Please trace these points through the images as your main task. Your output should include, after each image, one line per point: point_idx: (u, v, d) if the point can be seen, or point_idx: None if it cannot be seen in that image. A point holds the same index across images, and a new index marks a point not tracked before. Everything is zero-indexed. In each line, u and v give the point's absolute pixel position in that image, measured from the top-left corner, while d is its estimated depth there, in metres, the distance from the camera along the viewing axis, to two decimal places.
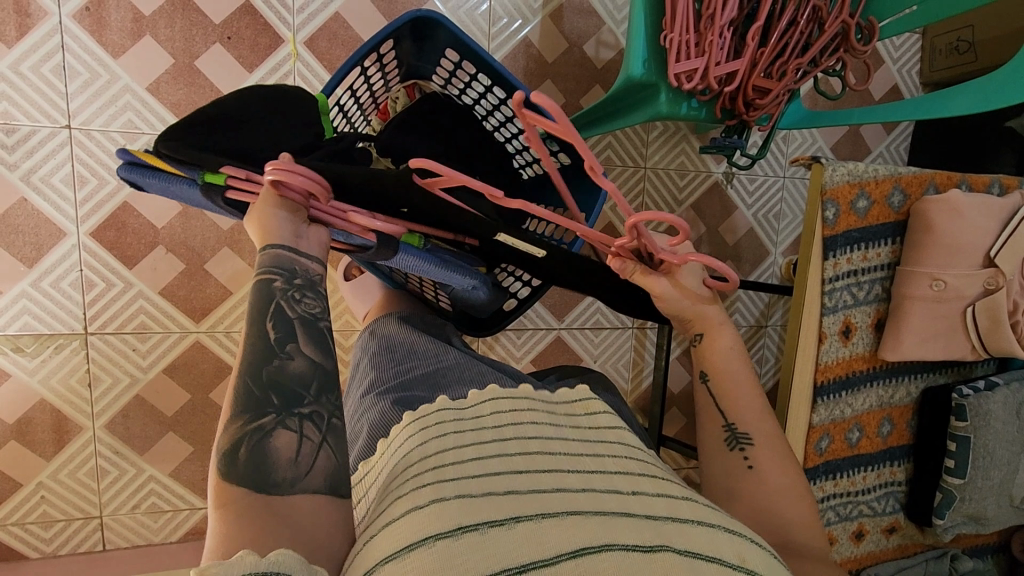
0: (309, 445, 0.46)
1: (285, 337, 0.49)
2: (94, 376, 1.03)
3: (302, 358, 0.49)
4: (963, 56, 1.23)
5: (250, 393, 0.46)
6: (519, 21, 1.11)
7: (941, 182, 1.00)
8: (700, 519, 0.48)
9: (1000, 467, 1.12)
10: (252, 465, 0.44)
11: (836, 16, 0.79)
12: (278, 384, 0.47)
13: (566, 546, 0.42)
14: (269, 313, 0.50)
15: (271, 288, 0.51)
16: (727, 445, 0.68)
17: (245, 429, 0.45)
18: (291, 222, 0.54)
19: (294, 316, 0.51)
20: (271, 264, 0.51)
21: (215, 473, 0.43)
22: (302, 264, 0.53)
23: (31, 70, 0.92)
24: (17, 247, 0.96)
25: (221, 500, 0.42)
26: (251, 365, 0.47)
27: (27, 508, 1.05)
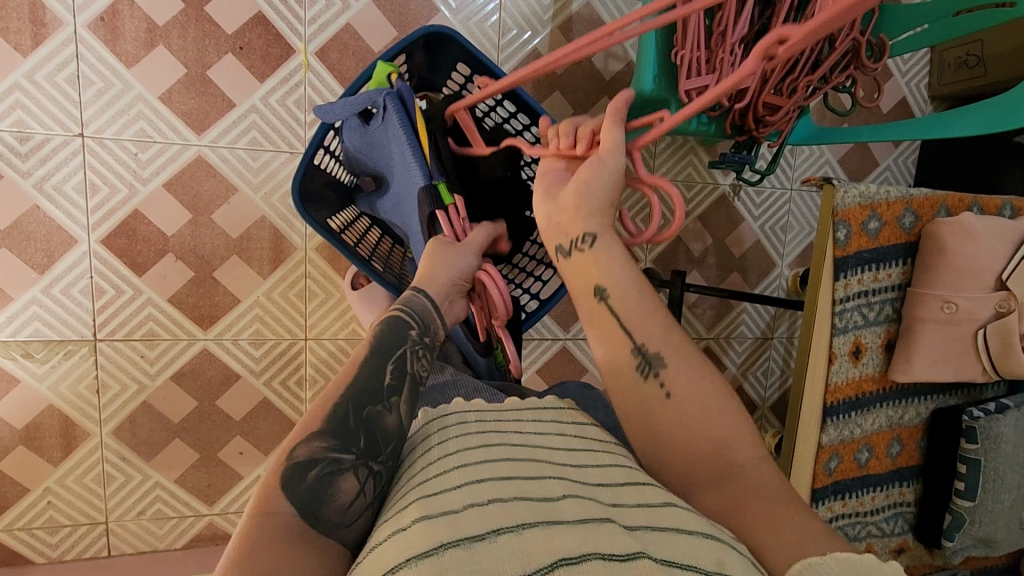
0: (360, 501, 0.50)
1: (394, 387, 0.57)
2: (102, 383, 1.04)
3: (397, 414, 0.56)
4: (972, 71, 1.23)
5: (344, 423, 0.52)
6: (529, 33, 1.11)
7: (953, 205, 1.00)
8: (679, 527, 0.47)
9: (1011, 489, 1.12)
10: (310, 490, 0.48)
11: (846, 33, 0.78)
12: (368, 427, 0.53)
13: (546, 558, 0.41)
14: (389, 353, 0.58)
15: (405, 332, 0.61)
16: (639, 374, 0.57)
17: (321, 453, 0.50)
18: (451, 289, 0.65)
19: (409, 371, 0.59)
20: (409, 307, 0.62)
21: (276, 481, 0.48)
22: (432, 322, 0.63)
23: (45, 79, 0.93)
24: (29, 254, 0.97)
25: (268, 509, 0.47)
26: (357, 398, 0.54)
27: (34, 513, 1.05)
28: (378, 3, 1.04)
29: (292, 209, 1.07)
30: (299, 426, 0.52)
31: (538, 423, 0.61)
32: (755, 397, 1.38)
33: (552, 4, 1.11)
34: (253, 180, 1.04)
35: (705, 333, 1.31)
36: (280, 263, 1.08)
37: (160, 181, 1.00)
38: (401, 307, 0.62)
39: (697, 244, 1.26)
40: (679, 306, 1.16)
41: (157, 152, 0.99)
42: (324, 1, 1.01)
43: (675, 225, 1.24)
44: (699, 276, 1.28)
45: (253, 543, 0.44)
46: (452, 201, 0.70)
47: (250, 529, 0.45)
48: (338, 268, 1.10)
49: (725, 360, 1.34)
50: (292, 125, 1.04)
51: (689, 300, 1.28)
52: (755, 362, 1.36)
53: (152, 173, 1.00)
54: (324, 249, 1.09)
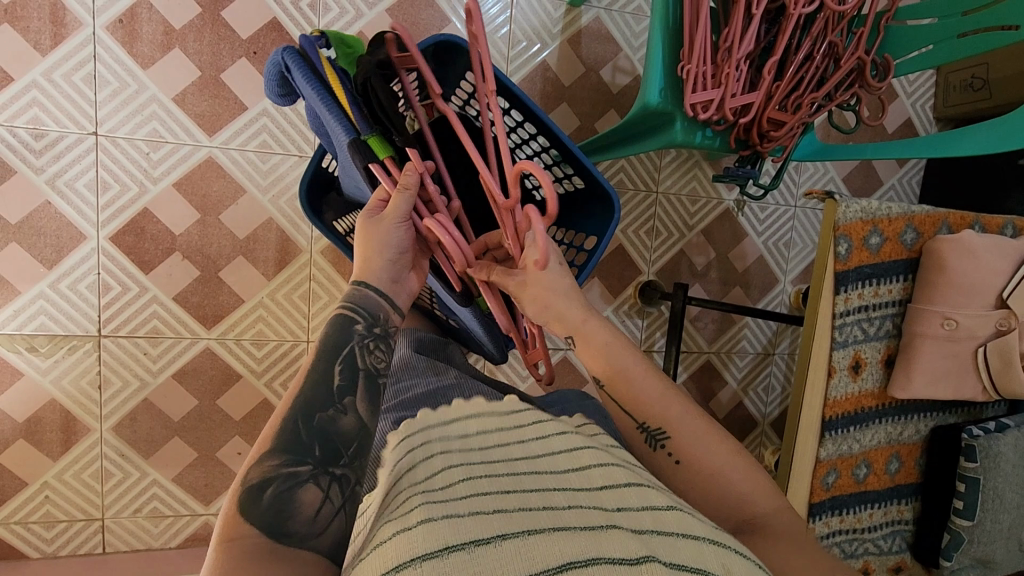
0: (329, 507, 0.50)
1: (346, 387, 0.54)
2: (104, 379, 1.04)
3: (352, 415, 0.54)
4: (977, 94, 1.24)
5: (296, 435, 0.51)
6: (537, 45, 1.13)
7: (954, 223, 1.00)
8: (684, 532, 0.49)
9: (1010, 510, 1.10)
10: (274, 505, 0.48)
11: (851, 53, 0.80)
12: (323, 435, 0.52)
13: (554, 564, 0.43)
14: (336, 357, 0.55)
15: (352, 329, 0.57)
16: (649, 445, 0.67)
17: (278, 471, 0.49)
18: (394, 265, 0.60)
19: (362, 366, 0.56)
20: (355, 300, 0.58)
21: (235, 504, 0.48)
22: (385, 314, 0.60)
23: (62, 78, 0.95)
24: (38, 249, 0.98)
25: (234, 533, 0.46)
26: (306, 409, 0.52)
27: (31, 507, 1.05)
28: (391, 12, 1.05)
29: (300, 212, 1.08)
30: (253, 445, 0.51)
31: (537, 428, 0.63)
32: (755, 414, 1.38)
33: (562, 17, 1.13)
34: (262, 182, 1.05)
35: (706, 347, 1.31)
36: (286, 264, 1.09)
37: (170, 181, 1.02)
38: (350, 304, 0.58)
39: (700, 258, 1.26)
40: (679, 319, 1.17)
41: (169, 152, 1.01)
42: (337, 9, 1.03)
43: (678, 238, 1.24)
44: (702, 289, 1.28)
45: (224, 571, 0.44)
46: (387, 154, 0.59)
47: (217, 558, 0.45)
48: (342, 271, 1.11)
49: (726, 374, 1.33)
50: (302, 129, 1.06)
51: (692, 313, 1.28)
52: (756, 379, 1.36)
53: (163, 173, 1.01)
54: (329, 252, 1.10)
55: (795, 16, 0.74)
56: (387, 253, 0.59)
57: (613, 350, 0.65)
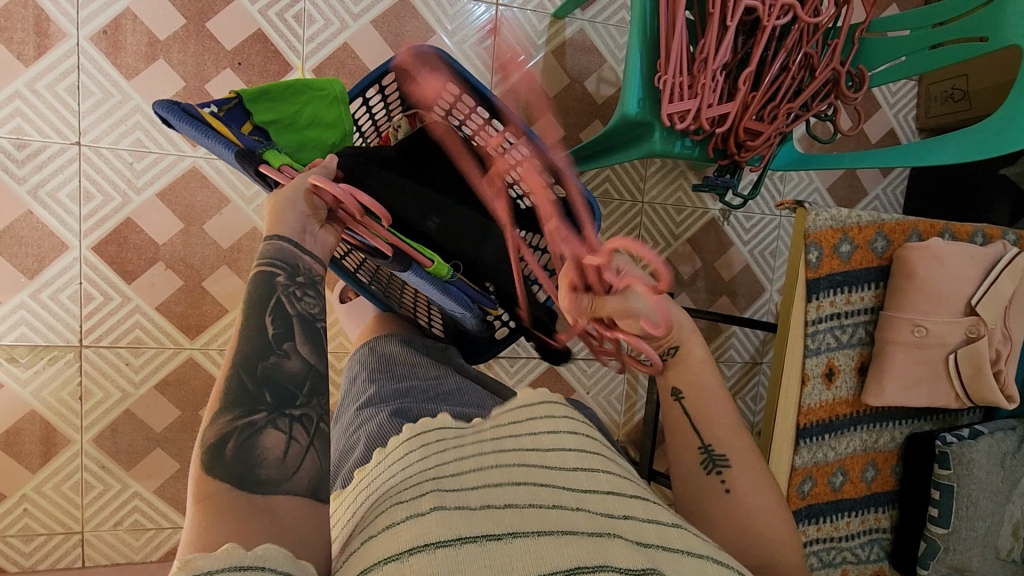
0: (296, 447, 0.46)
1: (284, 334, 0.50)
2: (85, 389, 1.04)
3: (298, 358, 0.50)
4: (958, 104, 1.25)
5: (243, 388, 0.46)
6: (522, 56, 1.14)
7: (925, 231, 1.01)
8: (689, 550, 0.48)
9: (985, 517, 1.10)
10: (238, 459, 0.43)
11: (826, 63, 0.81)
12: (272, 382, 0.47)
13: (567, 564, 0.42)
14: (268, 308, 0.51)
15: (273, 281, 0.53)
16: (704, 468, 0.64)
17: (234, 425, 0.44)
18: (304, 219, 0.59)
19: (293, 312, 0.52)
20: (272, 256, 0.55)
21: (196, 468, 0.42)
22: (303, 263, 0.57)
23: (45, 88, 0.95)
24: (20, 259, 0.98)
25: (204, 495, 0.41)
26: (247, 362, 0.47)
27: (10, 520, 1.04)
28: (376, 23, 1.06)
29: None
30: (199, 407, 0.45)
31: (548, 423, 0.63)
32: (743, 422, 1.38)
33: (546, 29, 1.14)
34: (246, 192, 1.05)
35: None
36: None
37: (154, 191, 1.02)
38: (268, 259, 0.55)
39: (686, 267, 1.27)
40: None
41: (152, 162, 1.01)
42: (322, 20, 1.04)
43: (664, 248, 1.25)
44: (689, 298, 1.28)
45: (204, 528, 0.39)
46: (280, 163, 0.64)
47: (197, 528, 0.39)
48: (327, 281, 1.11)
49: None
50: None
51: None
52: (743, 388, 1.36)
53: (146, 182, 1.01)
54: None
55: (768, 29, 0.75)
56: (296, 206, 0.59)
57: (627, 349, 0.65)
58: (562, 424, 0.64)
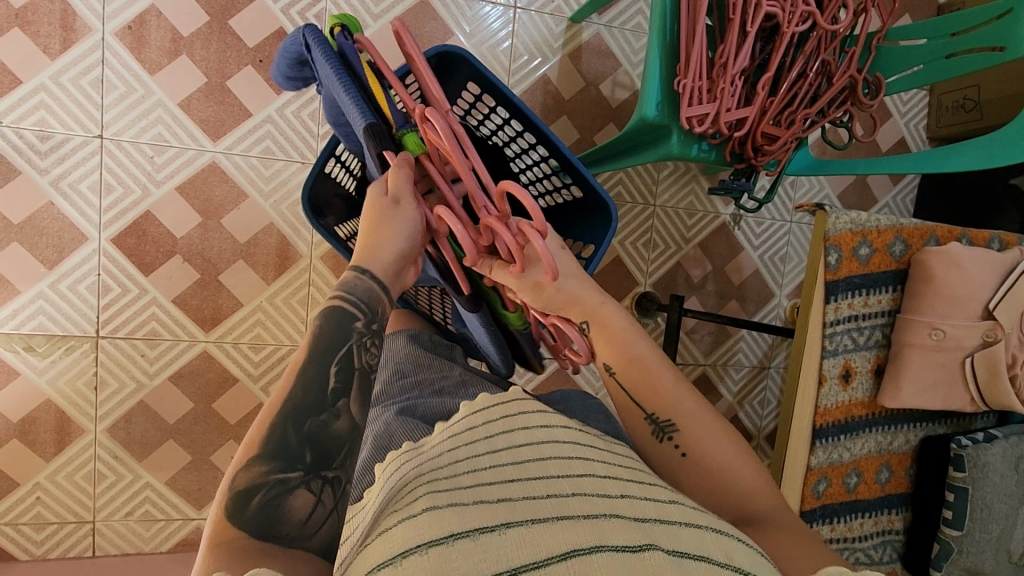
0: (321, 511, 0.47)
1: (340, 389, 0.52)
2: (101, 380, 1.05)
3: (346, 418, 0.51)
4: (969, 114, 1.26)
5: (284, 439, 0.48)
6: (538, 59, 1.15)
7: (942, 235, 1.02)
8: (688, 521, 0.48)
9: (999, 520, 1.10)
10: (262, 513, 0.45)
11: (844, 70, 0.82)
12: (313, 441, 0.49)
13: (556, 550, 0.43)
14: (333, 358, 0.53)
15: (351, 325, 0.56)
16: (656, 437, 0.65)
17: (268, 477, 0.46)
18: (399, 260, 0.60)
19: (357, 365, 0.54)
20: (353, 291, 0.57)
21: (219, 512, 0.45)
22: (380, 305, 0.59)
23: (70, 82, 0.96)
24: (40, 250, 0.99)
25: (221, 538, 0.43)
26: (295, 415, 0.49)
27: (22, 508, 1.05)
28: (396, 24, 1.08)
29: (300, 217, 1.09)
30: (238, 451, 0.48)
31: (542, 420, 0.63)
32: (750, 426, 1.38)
33: (563, 32, 1.16)
34: (264, 188, 1.06)
35: (702, 359, 1.32)
36: (285, 269, 1.09)
37: (173, 185, 1.03)
38: (345, 293, 0.57)
39: (697, 271, 1.28)
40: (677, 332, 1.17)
41: (172, 157, 1.02)
42: (343, 20, 1.05)
43: (675, 251, 1.25)
44: (698, 302, 1.29)
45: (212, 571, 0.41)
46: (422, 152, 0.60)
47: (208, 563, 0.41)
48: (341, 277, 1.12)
49: (721, 387, 1.34)
50: (305, 137, 1.07)
51: (687, 325, 1.29)
52: (751, 391, 1.36)
53: (166, 176, 1.02)
54: (329, 258, 1.11)
55: (788, 34, 0.76)
56: (394, 245, 0.59)
57: (637, 336, 0.67)
58: (557, 419, 0.64)
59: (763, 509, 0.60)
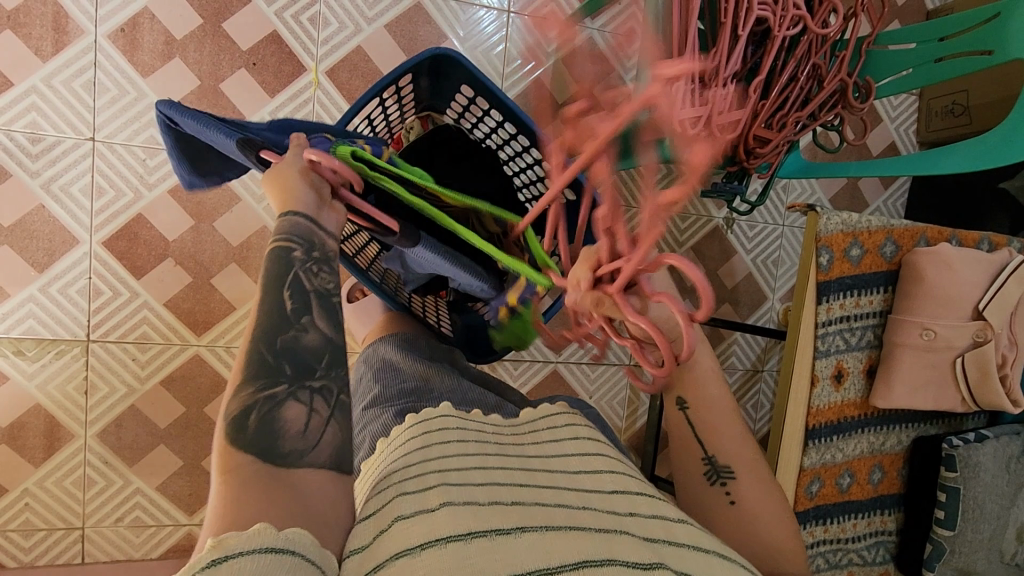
0: (317, 419, 0.47)
1: (301, 309, 0.51)
2: (91, 384, 1.04)
3: (315, 332, 0.51)
4: (958, 119, 1.27)
5: (263, 360, 0.47)
6: (532, 63, 1.16)
7: (932, 236, 1.03)
8: (694, 543, 0.49)
9: (991, 520, 1.11)
10: (260, 430, 0.44)
11: (834, 74, 0.83)
12: (291, 354, 0.48)
13: (571, 558, 0.42)
14: (285, 283, 0.51)
15: (290, 256, 0.53)
16: (706, 479, 0.64)
17: (257, 396, 0.45)
18: (318, 197, 0.59)
19: (310, 288, 0.53)
20: (289, 231, 0.55)
21: (221, 438, 0.43)
22: (319, 238, 0.57)
23: (62, 84, 0.96)
24: (30, 253, 0.98)
25: (230, 466, 0.42)
26: (265, 335, 0.48)
27: (10, 514, 1.03)
28: (390, 28, 1.08)
29: None
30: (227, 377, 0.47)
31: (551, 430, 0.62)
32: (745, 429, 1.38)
33: None
34: (257, 191, 1.06)
35: None
36: None
37: (165, 187, 1.02)
38: (284, 231, 0.55)
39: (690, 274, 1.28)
40: None
41: (165, 159, 1.02)
42: (336, 23, 1.05)
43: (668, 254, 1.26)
44: (691, 305, 1.29)
45: (228, 501, 0.39)
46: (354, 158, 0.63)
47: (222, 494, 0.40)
48: None
49: None
50: None
51: None
52: (745, 395, 1.37)
53: (158, 179, 1.02)
54: None
55: (778, 39, 0.77)
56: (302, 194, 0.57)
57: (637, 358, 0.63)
58: (562, 423, 0.64)
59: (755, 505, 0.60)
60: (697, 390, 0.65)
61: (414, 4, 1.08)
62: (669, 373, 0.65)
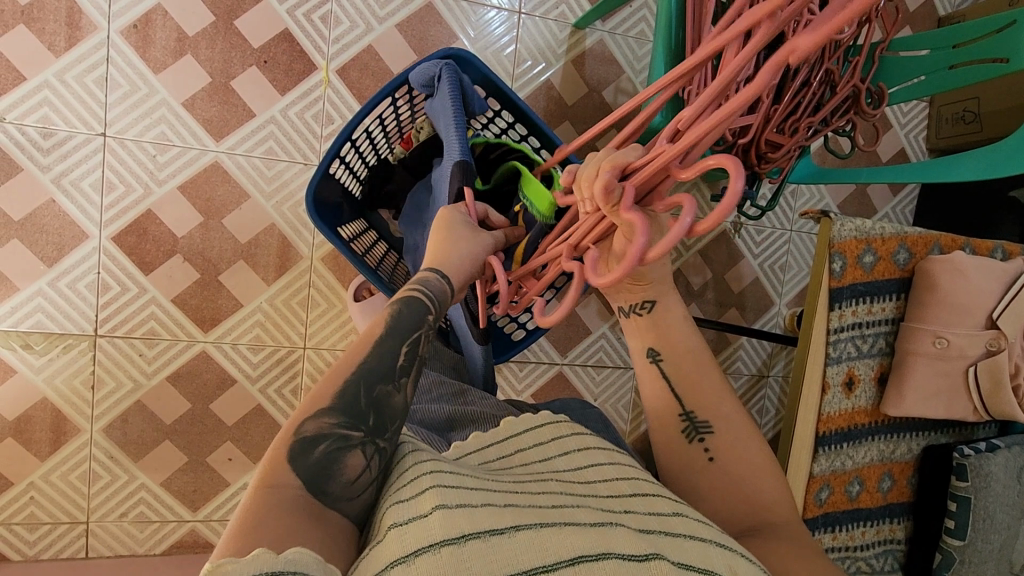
0: (368, 475, 0.48)
1: (405, 367, 0.54)
2: (98, 379, 1.04)
3: (404, 395, 0.53)
4: (969, 126, 1.26)
5: (353, 402, 0.49)
6: (542, 65, 1.16)
7: (945, 244, 1.02)
8: (692, 533, 0.48)
9: (1000, 531, 1.10)
10: (321, 464, 0.46)
11: (847, 80, 0.83)
12: (377, 407, 0.50)
13: (567, 553, 0.42)
14: (405, 338, 0.54)
15: (423, 316, 0.56)
16: (686, 437, 0.65)
17: (332, 430, 0.48)
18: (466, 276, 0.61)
19: (423, 352, 0.56)
20: (426, 286, 0.58)
21: (279, 455, 0.46)
22: (447, 302, 0.59)
23: (74, 79, 0.96)
24: (40, 247, 0.98)
25: (273, 484, 0.44)
26: (368, 377, 0.51)
27: (15, 508, 1.04)
28: (401, 27, 1.08)
29: (301, 219, 1.08)
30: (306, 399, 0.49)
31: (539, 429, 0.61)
32: None
33: (567, 38, 1.16)
34: (266, 188, 1.06)
35: None
36: (285, 271, 1.09)
37: (176, 184, 1.03)
38: (417, 288, 0.58)
39: (697, 277, 1.28)
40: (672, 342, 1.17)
41: (176, 156, 1.02)
42: (348, 22, 1.05)
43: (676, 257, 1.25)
44: (698, 309, 1.29)
45: (255, 520, 0.41)
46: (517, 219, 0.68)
47: (255, 505, 0.42)
48: (341, 278, 1.11)
49: None
50: (307, 138, 1.07)
51: None
52: (750, 400, 1.36)
53: (168, 175, 1.02)
54: (329, 259, 1.11)
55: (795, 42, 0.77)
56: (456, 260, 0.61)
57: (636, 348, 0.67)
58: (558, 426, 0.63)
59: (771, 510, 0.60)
60: (711, 393, 0.65)
61: (425, 4, 1.08)
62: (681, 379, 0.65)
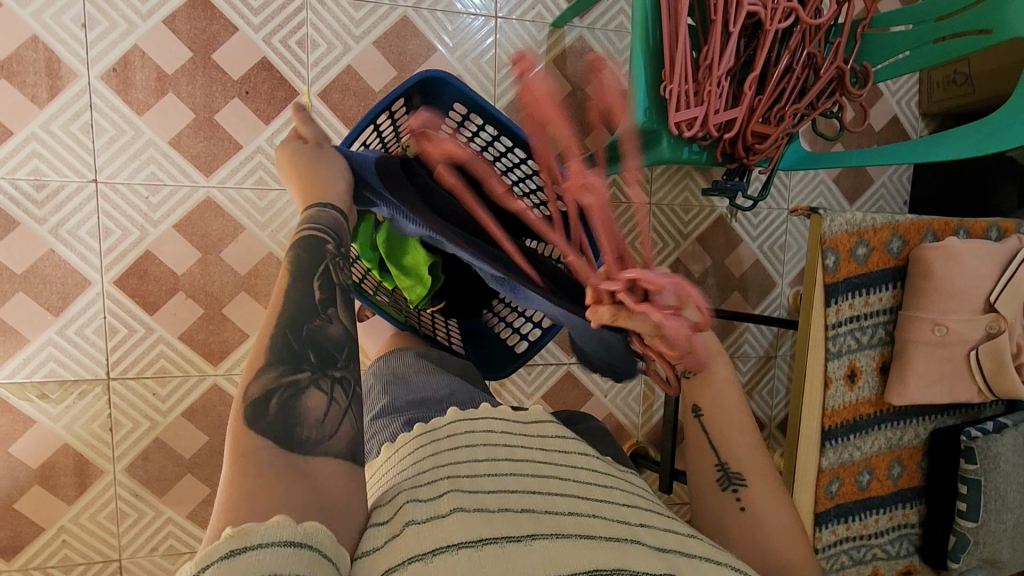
0: (335, 408, 0.50)
1: (327, 300, 0.56)
2: (115, 421, 1.06)
3: (336, 323, 0.55)
4: (960, 88, 1.25)
5: (287, 346, 0.50)
6: (523, 67, 1.15)
7: (939, 229, 1.02)
8: (708, 558, 0.47)
9: (1013, 509, 1.11)
10: (279, 417, 0.46)
11: (830, 61, 0.82)
12: (315, 344, 0.52)
13: (581, 566, 0.41)
14: (313, 276, 0.56)
15: (323, 248, 0.59)
16: (720, 484, 0.63)
17: (279, 381, 0.48)
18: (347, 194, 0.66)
19: (335, 281, 0.58)
20: (319, 220, 0.61)
21: (239, 420, 0.46)
22: (342, 232, 0.63)
23: (60, 129, 0.97)
24: (45, 297, 1.00)
25: (244, 450, 0.44)
26: (293, 322, 0.52)
27: (49, 551, 1.06)
28: (378, 44, 1.08)
29: None
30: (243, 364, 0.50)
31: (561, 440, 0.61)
32: (762, 416, 1.39)
33: (546, 38, 1.15)
34: (261, 219, 1.07)
35: None
36: None
37: (171, 223, 1.03)
38: (312, 223, 0.61)
39: (697, 266, 1.27)
40: None
41: (168, 195, 1.03)
42: (325, 44, 1.05)
43: (674, 247, 1.25)
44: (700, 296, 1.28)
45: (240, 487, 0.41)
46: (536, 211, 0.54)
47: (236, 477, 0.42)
48: None
49: None
50: None
51: None
52: (760, 382, 1.37)
53: (163, 215, 1.03)
54: None
55: (772, 31, 0.76)
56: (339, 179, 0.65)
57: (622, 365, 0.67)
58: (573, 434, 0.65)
59: (774, 528, 0.61)
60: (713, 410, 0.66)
61: (401, 18, 1.08)
62: (698, 401, 0.66)
